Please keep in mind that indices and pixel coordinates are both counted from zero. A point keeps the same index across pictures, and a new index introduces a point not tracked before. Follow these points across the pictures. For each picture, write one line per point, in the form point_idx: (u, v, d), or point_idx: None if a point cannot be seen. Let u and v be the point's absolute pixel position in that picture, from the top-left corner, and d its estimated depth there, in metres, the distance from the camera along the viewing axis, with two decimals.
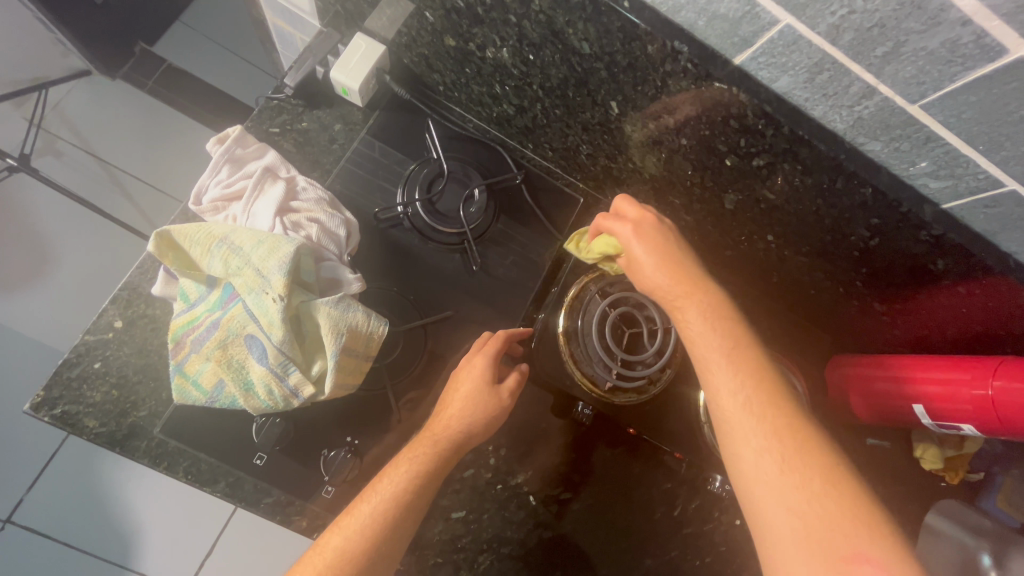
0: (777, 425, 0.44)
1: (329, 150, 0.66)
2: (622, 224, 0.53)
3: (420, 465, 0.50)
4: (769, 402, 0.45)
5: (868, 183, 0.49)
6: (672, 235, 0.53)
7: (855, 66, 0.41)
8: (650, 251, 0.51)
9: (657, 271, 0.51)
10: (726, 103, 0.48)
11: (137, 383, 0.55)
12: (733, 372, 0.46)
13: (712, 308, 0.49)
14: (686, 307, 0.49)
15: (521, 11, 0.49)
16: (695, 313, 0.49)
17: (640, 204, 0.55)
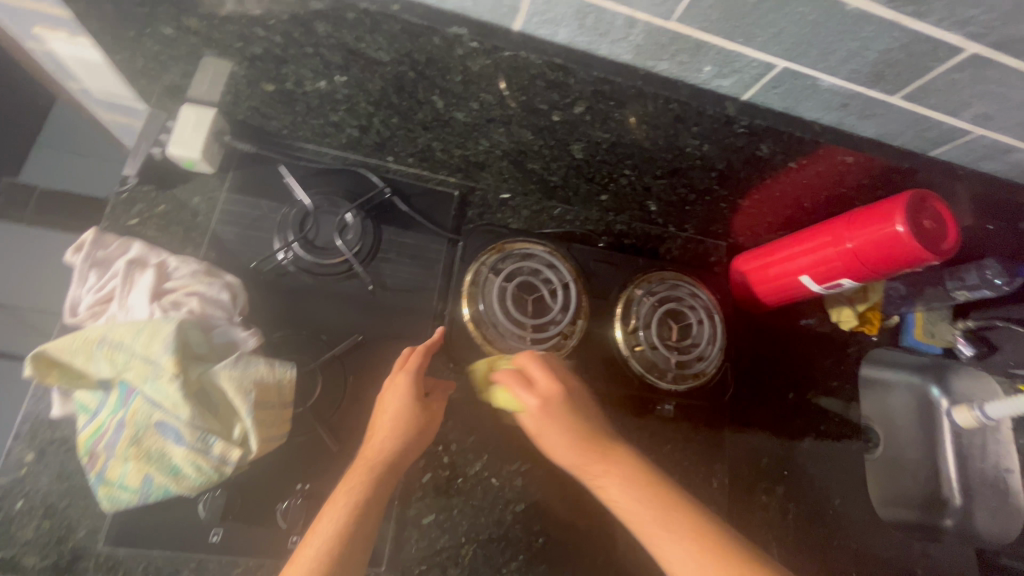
0: (691, 538, 0.51)
1: (196, 223, 0.67)
2: (530, 399, 0.57)
3: (358, 494, 0.52)
4: (682, 524, 0.52)
5: (671, 99, 0.54)
6: (576, 401, 0.59)
7: (608, 3, 0.46)
8: (562, 431, 0.57)
9: (570, 448, 0.57)
10: (523, 67, 0.51)
11: (68, 506, 0.55)
12: (643, 504, 0.53)
13: (625, 477, 0.55)
14: (611, 483, 0.55)
15: (312, 40, 0.52)
16: (616, 488, 0.55)
17: (543, 368, 0.59)
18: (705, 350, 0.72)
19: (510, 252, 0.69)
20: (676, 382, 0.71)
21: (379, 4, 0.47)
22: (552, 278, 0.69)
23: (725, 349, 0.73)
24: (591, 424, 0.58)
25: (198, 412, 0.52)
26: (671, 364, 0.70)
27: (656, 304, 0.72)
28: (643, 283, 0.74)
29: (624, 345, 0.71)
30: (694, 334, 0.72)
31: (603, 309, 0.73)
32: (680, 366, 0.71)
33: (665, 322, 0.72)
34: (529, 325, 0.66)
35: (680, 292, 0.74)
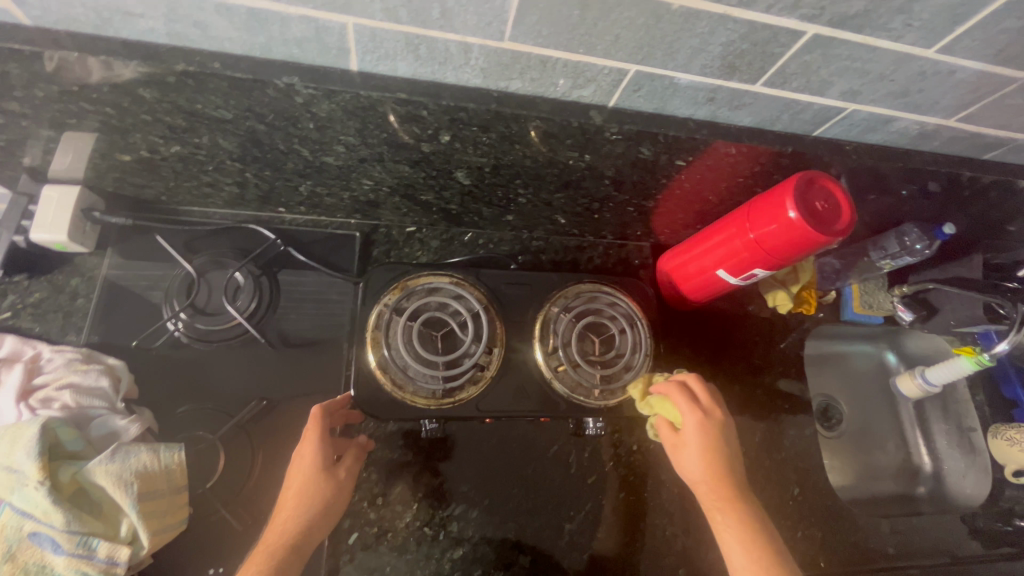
0: None
1: (75, 307, 0.63)
2: (693, 417, 0.61)
3: None
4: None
5: (533, 117, 0.52)
6: (729, 431, 0.62)
7: (434, 32, 0.43)
8: (699, 461, 0.60)
9: (705, 473, 0.60)
10: (370, 105, 0.49)
11: None
12: (742, 548, 0.56)
13: (745, 522, 0.57)
14: (724, 524, 0.58)
15: (146, 107, 0.49)
16: (728, 530, 0.57)
17: (706, 391, 0.63)
18: (631, 359, 0.69)
19: (412, 289, 0.66)
20: (606, 397, 0.68)
21: (198, 63, 0.45)
22: (460, 309, 0.66)
23: (654, 355, 0.70)
24: (732, 467, 0.60)
25: (76, 515, 0.48)
26: (597, 380, 0.67)
27: (575, 319, 0.69)
28: (560, 299, 0.71)
29: (546, 367, 0.67)
30: (618, 344, 0.70)
31: (522, 330, 0.70)
32: (607, 380, 0.68)
33: (587, 337, 0.70)
34: (440, 363, 0.63)
35: (599, 304, 0.71)
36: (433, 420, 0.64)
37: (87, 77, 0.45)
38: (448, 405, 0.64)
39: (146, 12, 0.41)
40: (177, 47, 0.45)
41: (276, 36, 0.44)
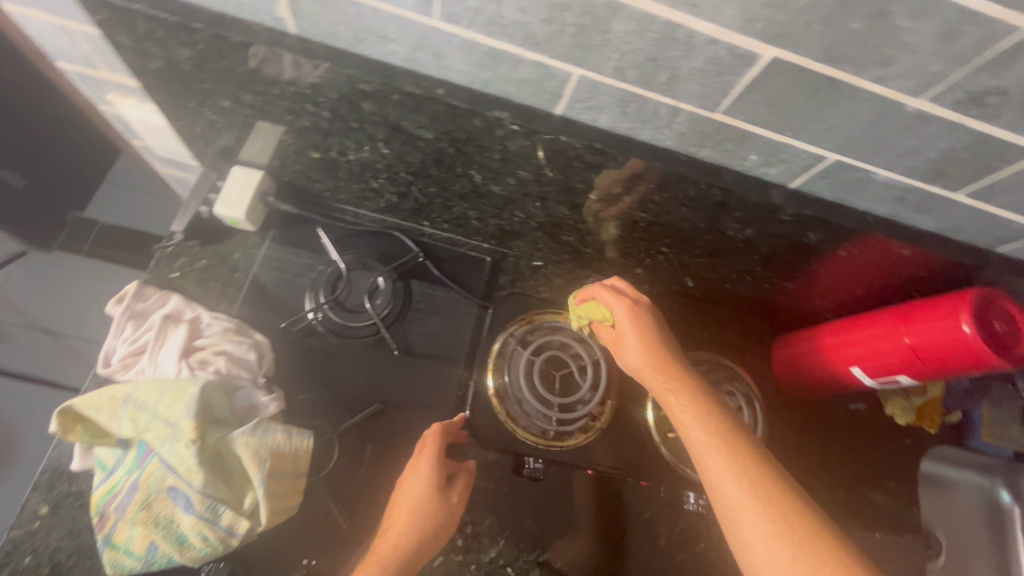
0: (748, 470, 0.48)
1: (233, 279, 0.68)
2: (619, 308, 0.56)
3: None
4: (736, 445, 0.49)
5: (714, 186, 0.52)
6: (654, 309, 0.58)
7: (652, 94, 0.45)
8: (639, 346, 0.54)
9: (644, 355, 0.54)
10: (562, 149, 0.51)
11: (72, 566, 0.54)
12: (694, 413, 0.51)
13: (697, 396, 0.52)
14: (676, 399, 0.52)
15: (358, 116, 0.53)
16: (681, 403, 0.52)
17: (627, 283, 0.60)
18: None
19: (539, 325, 0.68)
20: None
21: (424, 87, 0.48)
22: (582, 354, 0.67)
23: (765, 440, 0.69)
24: (668, 340, 0.56)
25: (211, 479, 0.51)
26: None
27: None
28: None
29: (655, 430, 0.68)
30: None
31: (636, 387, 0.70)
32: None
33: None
34: (556, 404, 0.65)
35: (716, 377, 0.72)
36: (537, 459, 0.64)
37: (324, 83, 0.49)
38: (554, 447, 0.65)
39: (397, 38, 0.45)
40: (408, 70, 0.48)
41: (501, 75, 0.47)
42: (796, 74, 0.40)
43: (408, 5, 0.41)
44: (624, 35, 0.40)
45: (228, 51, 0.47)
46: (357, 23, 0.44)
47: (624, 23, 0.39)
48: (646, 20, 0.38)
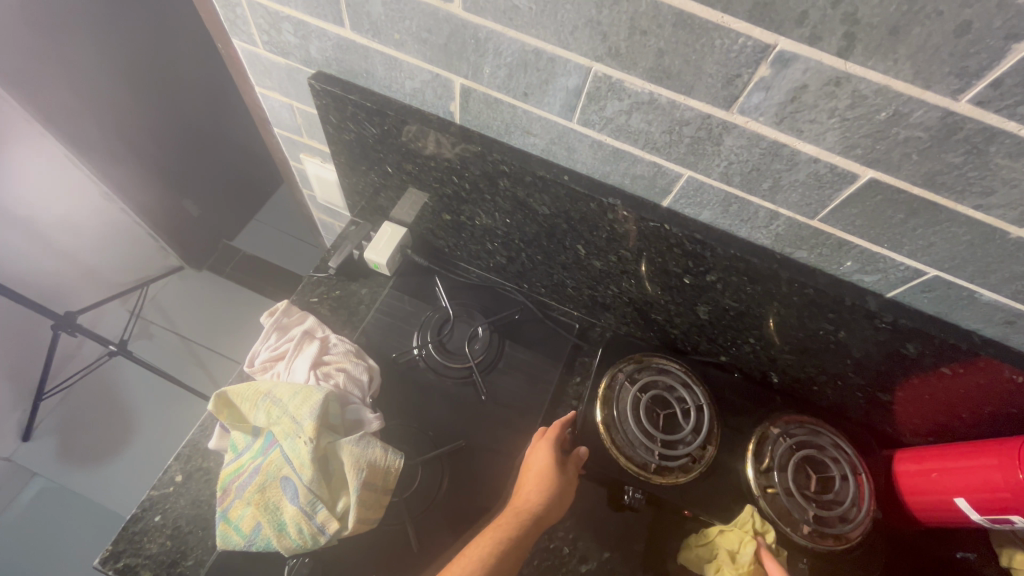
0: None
1: (358, 310, 0.79)
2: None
3: (505, 533, 0.57)
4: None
5: (807, 285, 0.55)
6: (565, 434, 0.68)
7: (753, 197, 0.51)
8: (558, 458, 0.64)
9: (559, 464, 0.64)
10: (665, 236, 0.57)
11: (188, 533, 0.62)
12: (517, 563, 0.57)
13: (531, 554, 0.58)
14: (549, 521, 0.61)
15: (493, 191, 0.64)
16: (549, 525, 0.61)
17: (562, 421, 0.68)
18: (848, 512, 0.66)
19: (645, 365, 0.73)
20: (812, 537, 0.65)
21: (553, 173, 0.58)
22: (686, 398, 0.71)
23: (873, 514, 0.66)
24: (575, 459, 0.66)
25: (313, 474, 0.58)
26: (808, 517, 0.65)
27: (794, 447, 0.70)
28: (780, 422, 0.72)
29: (754, 484, 0.68)
30: (837, 490, 0.67)
31: (736, 442, 0.72)
32: (820, 522, 0.65)
33: (804, 470, 0.68)
34: (659, 438, 0.67)
35: (822, 440, 0.70)
36: (636, 490, 0.66)
37: (472, 162, 0.61)
38: (655, 480, 0.66)
39: (539, 134, 0.56)
40: (543, 158, 0.59)
41: (620, 169, 0.55)
42: (894, 194, 0.44)
43: (555, 111, 0.52)
44: (734, 148, 0.47)
45: (406, 132, 0.61)
46: (510, 121, 0.56)
47: (735, 139, 0.46)
48: (754, 138, 0.45)
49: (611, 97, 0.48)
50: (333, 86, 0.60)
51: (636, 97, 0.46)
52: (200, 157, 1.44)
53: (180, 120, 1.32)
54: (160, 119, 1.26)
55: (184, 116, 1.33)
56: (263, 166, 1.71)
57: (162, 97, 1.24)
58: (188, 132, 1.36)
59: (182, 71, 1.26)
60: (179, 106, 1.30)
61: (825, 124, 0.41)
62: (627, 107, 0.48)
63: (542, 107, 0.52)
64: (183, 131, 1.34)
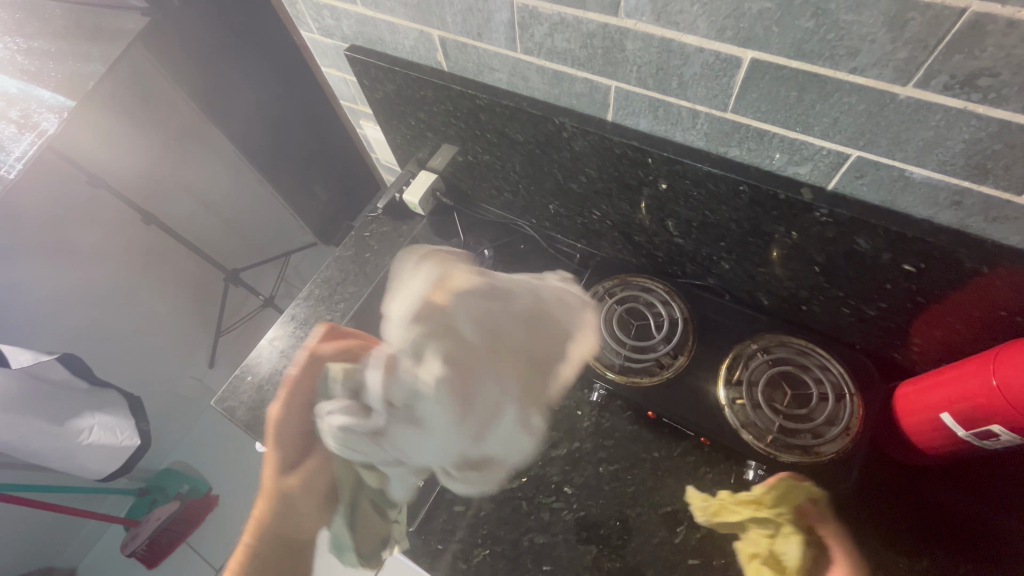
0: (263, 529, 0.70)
1: (398, 241, 0.97)
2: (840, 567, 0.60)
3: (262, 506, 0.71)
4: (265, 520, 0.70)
5: (741, 181, 0.58)
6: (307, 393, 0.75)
7: (671, 98, 0.56)
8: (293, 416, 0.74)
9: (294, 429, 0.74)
10: (611, 147, 0.64)
11: (267, 389, 0.86)
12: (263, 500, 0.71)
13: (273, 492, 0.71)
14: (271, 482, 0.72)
15: (481, 126, 0.76)
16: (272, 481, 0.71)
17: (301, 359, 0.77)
18: (820, 430, 0.65)
19: (626, 283, 0.79)
20: (775, 448, 0.65)
21: (516, 101, 0.69)
22: (662, 313, 0.75)
23: (851, 435, 0.64)
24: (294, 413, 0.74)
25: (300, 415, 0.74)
26: (773, 428, 0.65)
27: (771, 364, 0.69)
28: (761, 341, 0.72)
29: (723, 396, 0.69)
30: (813, 408, 0.66)
31: (713, 358, 0.74)
32: (784, 434, 0.65)
33: (779, 386, 0.68)
34: (628, 344, 0.73)
35: (807, 361, 0.69)
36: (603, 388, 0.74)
37: (459, 101, 0.74)
38: (620, 381, 0.73)
39: (500, 68, 0.67)
40: (511, 91, 0.70)
41: (566, 90, 0.64)
42: (778, 71, 0.47)
43: (503, 45, 0.63)
44: (637, 51, 0.53)
45: (411, 84, 0.77)
46: (478, 61, 0.68)
47: (634, 42, 0.53)
48: (647, 38, 0.51)
49: (535, 24, 0.58)
50: (360, 55, 0.78)
51: (552, 19, 0.56)
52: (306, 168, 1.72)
53: (292, 138, 1.59)
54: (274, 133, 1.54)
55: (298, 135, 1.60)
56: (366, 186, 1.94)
57: (274, 120, 1.51)
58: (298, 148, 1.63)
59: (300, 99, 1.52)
60: (283, 132, 1.56)
61: (692, 12, 0.47)
62: (548, 30, 0.57)
63: (494, 44, 0.64)
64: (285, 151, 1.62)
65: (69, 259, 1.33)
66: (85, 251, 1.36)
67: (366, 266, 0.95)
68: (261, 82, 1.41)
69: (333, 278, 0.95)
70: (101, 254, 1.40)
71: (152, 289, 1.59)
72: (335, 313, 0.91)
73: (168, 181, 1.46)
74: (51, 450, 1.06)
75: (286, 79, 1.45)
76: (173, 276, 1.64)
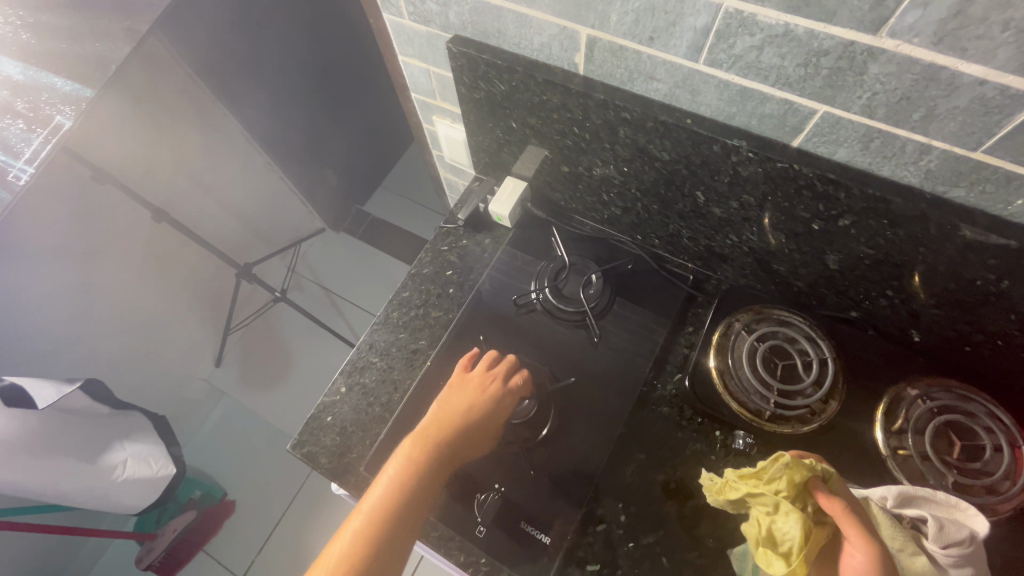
0: (411, 447, 0.65)
1: (482, 258, 0.87)
2: (860, 547, 0.51)
3: (416, 449, 0.64)
4: (413, 453, 0.64)
5: (962, 227, 0.51)
6: (491, 398, 0.69)
7: (901, 130, 0.48)
8: (467, 389, 0.70)
9: (458, 403, 0.68)
10: (794, 177, 0.56)
11: (353, 432, 0.77)
12: (411, 443, 0.65)
13: (428, 441, 0.65)
14: (431, 441, 0.65)
15: (613, 139, 0.66)
16: (428, 434, 0.66)
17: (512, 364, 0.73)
18: (997, 484, 0.60)
19: (766, 316, 0.71)
20: None
21: (675, 118, 0.59)
22: (809, 351, 0.68)
23: None
24: (487, 412, 0.68)
25: (403, 491, 0.61)
26: (946, 484, 0.60)
27: (935, 411, 0.64)
28: (921, 384, 0.66)
29: (883, 444, 0.65)
30: (987, 461, 0.61)
31: (863, 402, 0.68)
32: (960, 490, 0.60)
33: (946, 435, 0.63)
34: (776, 387, 0.66)
35: (973, 408, 0.63)
36: (748, 435, 0.68)
37: (595, 110, 0.63)
38: (767, 428, 0.67)
39: (663, 78, 0.57)
40: (666, 104, 0.60)
41: (746, 109, 0.55)
42: None
43: (680, 54, 0.53)
44: (880, 76, 0.44)
45: (533, 87, 0.65)
46: (633, 68, 0.58)
47: (883, 66, 0.43)
48: (906, 63, 0.42)
49: (741, 34, 0.47)
50: (468, 49, 0.66)
51: (770, 30, 0.46)
52: (335, 131, 1.63)
53: (318, 95, 1.50)
54: (305, 92, 1.44)
55: (321, 91, 1.50)
56: (384, 141, 1.90)
57: (302, 78, 1.41)
58: (325, 106, 1.54)
59: (321, 50, 1.43)
60: (311, 91, 1.46)
61: (996, 39, 0.38)
62: (758, 42, 0.47)
63: (667, 51, 0.53)
64: (316, 113, 1.52)
65: (69, 264, 1.16)
66: (85, 252, 1.19)
67: (449, 287, 0.85)
68: (277, 45, 1.29)
69: (414, 300, 0.85)
70: (104, 255, 1.24)
71: (157, 289, 1.43)
72: (421, 343, 0.81)
73: (174, 169, 1.28)
74: (82, 489, 0.97)
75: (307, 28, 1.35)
76: (178, 272, 1.48)
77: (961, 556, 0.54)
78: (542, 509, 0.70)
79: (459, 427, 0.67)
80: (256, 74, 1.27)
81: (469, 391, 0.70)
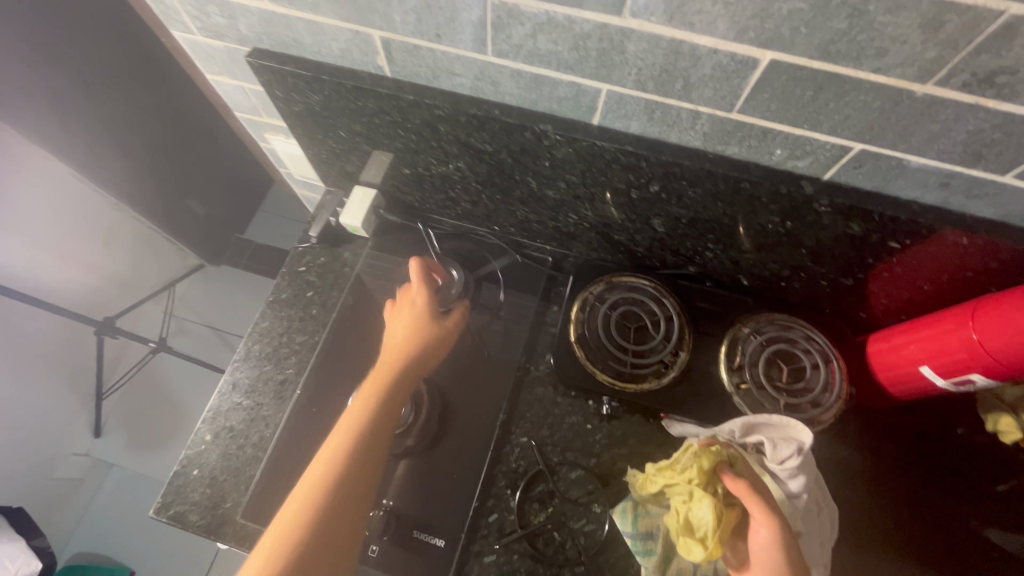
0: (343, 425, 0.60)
1: (343, 272, 0.84)
2: (766, 525, 0.54)
3: (349, 420, 0.60)
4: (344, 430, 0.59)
5: (742, 179, 0.57)
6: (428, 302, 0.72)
7: (671, 100, 0.52)
8: (402, 318, 0.71)
9: (396, 331, 0.70)
10: (599, 154, 0.59)
11: (223, 480, 0.72)
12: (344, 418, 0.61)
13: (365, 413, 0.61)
14: (359, 411, 0.61)
15: (437, 137, 0.66)
16: (357, 404, 0.62)
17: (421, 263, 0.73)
18: (820, 398, 0.68)
19: (615, 284, 0.75)
20: None
21: (484, 110, 0.60)
22: (655, 310, 0.73)
23: (846, 398, 0.68)
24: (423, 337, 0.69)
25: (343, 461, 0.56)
26: (779, 407, 0.68)
27: (764, 343, 0.71)
28: (751, 322, 0.74)
29: (727, 383, 0.71)
30: (808, 379, 0.69)
31: (709, 348, 0.75)
32: (790, 410, 0.68)
33: (775, 363, 0.70)
34: (630, 350, 0.71)
35: (793, 335, 0.72)
36: (612, 399, 0.73)
37: (411, 111, 0.63)
38: (628, 389, 0.71)
39: (463, 73, 0.58)
40: (474, 98, 0.61)
41: (545, 95, 0.57)
42: (797, 72, 0.45)
43: (468, 48, 0.54)
44: (638, 53, 0.48)
45: (345, 94, 0.63)
46: (433, 65, 0.58)
47: (636, 44, 0.47)
48: (653, 39, 0.46)
49: (514, 23, 0.49)
50: (268, 61, 0.63)
51: (536, 19, 0.48)
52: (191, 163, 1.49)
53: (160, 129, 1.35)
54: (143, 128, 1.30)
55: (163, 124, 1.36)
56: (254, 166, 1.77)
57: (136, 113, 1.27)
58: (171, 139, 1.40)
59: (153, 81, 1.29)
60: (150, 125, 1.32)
61: (712, 12, 0.42)
62: (531, 31, 0.49)
63: (456, 45, 0.54)
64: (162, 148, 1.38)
65: None
66: None
67: (312, 307, 0.82)
68: (93, 78, 1.15)
69: (275, 328, 0.80)
70: None
71: None
72: (288, 372, 0.78)
73: None
74: None
75: (128, 57, 1.21)
76: (19, 342, 1.29)
77: (794, 468, 0.59)
78: (433, 512, 0.71)
79: (395, 402, 0.63)
80: (72, 113, 1.13)
81: (401, 312, 0.72)
